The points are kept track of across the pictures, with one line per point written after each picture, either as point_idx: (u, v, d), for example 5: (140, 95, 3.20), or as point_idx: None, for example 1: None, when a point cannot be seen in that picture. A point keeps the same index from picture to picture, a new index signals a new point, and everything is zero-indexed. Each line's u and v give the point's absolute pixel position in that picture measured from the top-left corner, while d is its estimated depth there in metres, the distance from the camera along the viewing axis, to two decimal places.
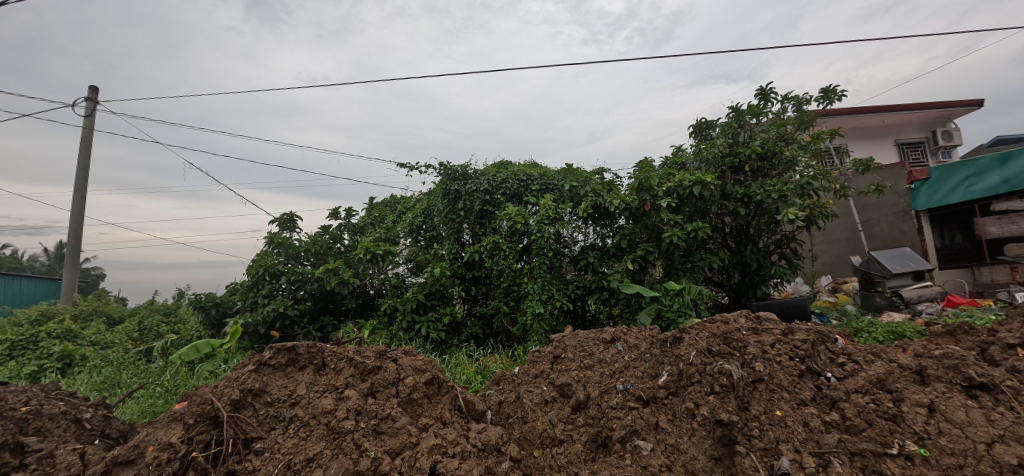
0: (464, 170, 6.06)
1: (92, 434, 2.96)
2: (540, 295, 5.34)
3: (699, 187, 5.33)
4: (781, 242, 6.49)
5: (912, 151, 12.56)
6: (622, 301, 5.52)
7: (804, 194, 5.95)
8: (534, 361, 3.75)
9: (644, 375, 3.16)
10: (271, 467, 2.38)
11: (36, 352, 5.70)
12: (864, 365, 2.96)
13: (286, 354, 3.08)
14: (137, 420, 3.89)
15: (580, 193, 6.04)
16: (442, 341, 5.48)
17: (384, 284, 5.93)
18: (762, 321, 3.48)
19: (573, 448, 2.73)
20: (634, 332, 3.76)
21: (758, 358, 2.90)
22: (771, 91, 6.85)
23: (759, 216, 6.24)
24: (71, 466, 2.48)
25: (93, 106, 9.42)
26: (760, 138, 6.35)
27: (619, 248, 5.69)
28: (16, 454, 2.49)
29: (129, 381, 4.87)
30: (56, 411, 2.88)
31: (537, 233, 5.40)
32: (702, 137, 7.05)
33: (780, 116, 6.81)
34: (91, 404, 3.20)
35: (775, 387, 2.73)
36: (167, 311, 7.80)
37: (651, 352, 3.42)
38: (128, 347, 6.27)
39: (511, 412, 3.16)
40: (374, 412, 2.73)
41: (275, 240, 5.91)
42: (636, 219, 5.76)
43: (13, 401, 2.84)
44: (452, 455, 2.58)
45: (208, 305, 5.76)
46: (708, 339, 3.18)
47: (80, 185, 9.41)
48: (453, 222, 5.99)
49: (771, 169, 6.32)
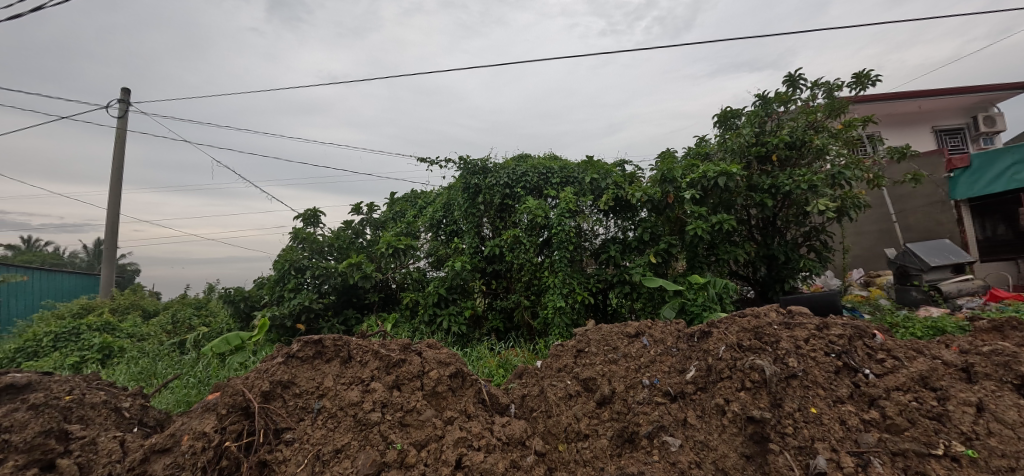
0: (483, 164, 5.99)
1: (130, 423, 3.10)
2: (561, 289, 5.26)
3: (723, 179, 5.17)
4: (810, 234, 6.26)
5: (951, 138, 11.97)
6: (644, 295, 5.40)
7: (835, 184, 5.75)
8: (556, 355, 3.71)
9: (671, 369, 3.08)
10: (302, 458, 2.44)
11: (78, 344, 5.96)
12: (905, 362, 2.82)
13: (312, 347, 3.14)
14: (172, 410, 4.00)
15: (600, 186, 5.79)
16: (463, 334, 5.49)
17: (406, 278, 5.95)
18: (794, 315, 3.35)
19: (599, 443, 2.71)
20: (660, 326, 3.67)
21: (791, 354, 2.79)
22: (799, 77, 6.58)
23: (787, 207, 6.05)
24: (112, 453, 2.60)
25: (125, 108, 9.71)
26: (788, 127, 6.16)
27: (641, 241, 5.60)
28: (61, 440, 2.63)
29: (165, 372, 5.02)
30: (98, 401, 3.02)
31: (558, 226, 5.33)
32: (727, 127, 6.84)
33: (809, 103, 6.53)
34: (130, 394, 3.34)
35: (810, 383, 2.64)
36: (199, 305, 8.05)
37: (677, 346, 3.33)
38: (162, 340, 6.48)
39: (535, 406, 3.15)
40: (398, 405, 2.75)
41: (299, 235, 6.01)
42: (658, 212, 5.62)
43: (57, 390, 2.98)
44: (478, 448, 2.58)
45: (237, 299, 5.91)
46: (739, 333, 3.08)
47: (115, 183, 9.75)
48: (473, 216, 5.94)
49: (799, 158, 6.11)
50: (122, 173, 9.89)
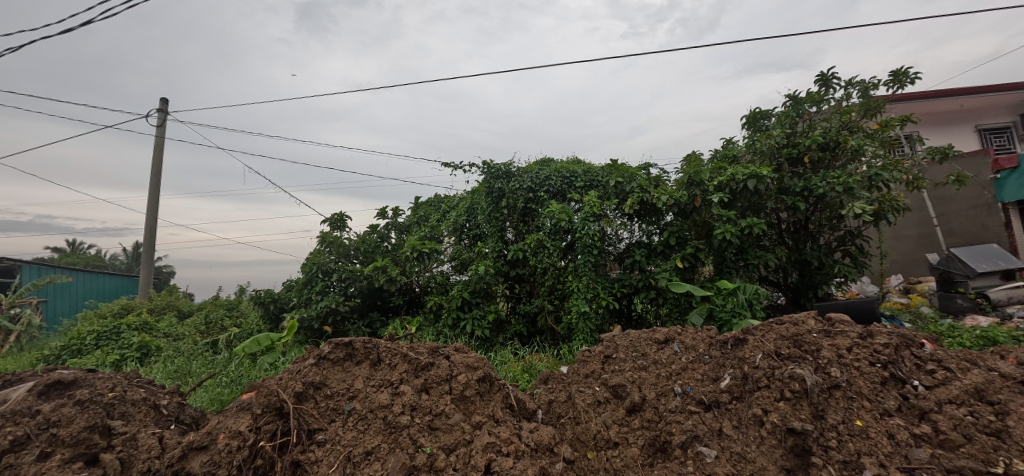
0: (507, 168, 6.00)
1: (167, 420, 3.20)
2: (585, 293, 5.20)
3: (753, 181, 5.02)
4: (845, 239, 6.02)
5: (996, 137, 11.37)
6: (671, 300, 5.31)
7: (872, 186, 5.52)
8: (583, 360, 3.66)
9: (704, 377, 2.99)
10: (333, 459, 2.46)
11: (118, 343, 6.22)
12: (958, 374, 2.66)
13: (343, 349, 3.19)
14: (206, 408, 4.11)
15: (625, 189, 5.71)
16: (486, 338, 5.48)
17: (429, 282, 6.00)
18: (834, 323, 3.21)
19: (629, 451, 2.64)
20: (690, 332, 3.58)
21: (833, 363, 2.67)
22: (832, 76, 6.37)
23: (821, 210, 5.84)
24: (151, 449, 2.68)
25: (163, 117, 10.16)
26: (821, 128, 5.95)
27: (667, 246, 5.49)
28: (105, 435, 2.73)
29: (199, 370, 5.18)
30: (138, 398, 3.14)
31: (581, 230, 5.27)
32: (755, 128, 6.67)
33: (843, 103, 6.30)
34: (167, 391, 3.46)
35: (854, 395, 2.52)
36: (230, 306, 8.30)
37: (710, 354, 3.23)
38: (196, 340, 6.70)
39: (562, 412, 3.10)
40: (427, 408, 2.75)
41: (326, 239, 6.13)
42: (685, 215, 5.51)
43: (101, 387, 3.11)
44: (507, 453, 2.56)
45: (267, 301, 6.06)
46: (776, 341, 2.97)
47: (153, 189, 10.19)
48: (496, 220, 5.94)
49: (833, 160, 5.91)
50: (159, 179, 10.33)
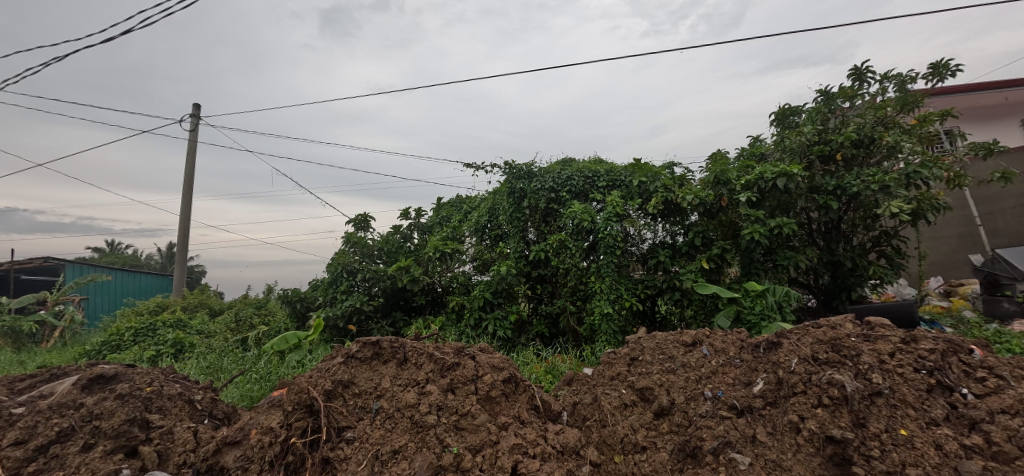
0: (529, 168, 5.98)
1: (202, 415, 3.30)
2: (608, 295, 5.14)
3: (783, 180, 4.86)
4: (880, 239, 5.79)
5: None
6: (696, 302, 5.22)
7: (909, 184, 5.28)
8: (608, 362, 3.61)
9: (736, 382, 2.91)
10: (361, 456, 2.49)
11: (155, 339, 6.47)
12: (1011, 382, 2.50)
13: (370, 348, 3.23)
14: (237, 404, 4.23)
15: (649, 189, 5.62)
16: (508, 339, 5.48)
17: (452, 282, 6.04)
18: (874, 327, 3.08)
19: (658, 456, 2.58)
20: (720, 335, 3.49)
21: (875, 369, 2.56)
22: (866, 70, 6.12)
23: (854, 209, 5.63)
24: (187, 443, 2.77)
25: (195, 122, 10.53)
26: (854, 124, 5.74)
27: (692, 246, 5.39)
28: (143, 428, 2.84)
29: (230, 367, 5.34)
30: (174, 393, 3.25)
31: (604, 231, 5.21)
32: (784, 125, 6.48)
33: (878, 97, 6.05)
34: (201, 387, 3.58)
35: (898, 402, 2.40)
36: (259, 304, 8.55)
37: (741, 357, 3.15)
38: (227, 337, 6.92)
39: (588, 414, 3.07)
40: (454, 408, 2.76)
41: (351, 239, 6.23)
42: (710, 215, 5.39)
43: (140, 382, 3.24)
44: (533, 455, 2.54)
45: (294, 299, 6.20)
46: (813, 345, 2.86)
47: (186, 191, 10.57)
48: (518, 221, 5.93)
49: (867, 157, 5.68)
50: (192, 181, 10.71)
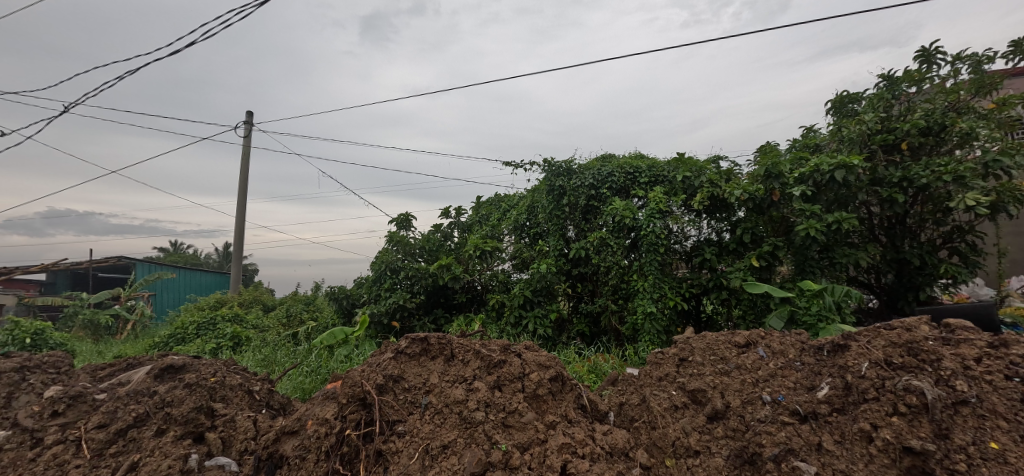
0: (568, 165, 5.92)
1: (260, 405, 3.47)
2: (651, 293, 5.01)
3: (842, 172, 4.56)
4: (953, 235, 5.33)
5: None
6: (746, 301, 5.01)
7: (987, 175, 4.83)
8: (656, 362, 3.53)
9: (798, 386, 2.76)
10: (412, 450, 2.54)
11: (215, 332, 6.91)
12: None
13: (419, 344, 3.31)
14: (292, 395, 4.45)
15: (693, 184, 5.41)
16: (549, 337, 5.46)
17: (492, 280, 6.09)
18: (954, 330, 2.83)
19: (713, 461, 2.48)
20: (776, 336, 3.34)
21: (959, 376, 2.34)
22: (935, 51, 5.64)
23: (921, 203, 5.22)
24: (248, 431, 2.94)
25: (249, 129, 11.16)
26: (922, 110, 5.30)
27: (740, 244, 5.18)
28: (209, 416, 3.02)
29: (284, 360, 5.62)
30: (235, 384, 3.44)
31: (647, 228, 5.08)
32: (841, 114, 6.09)
33: (950, 81, 5.56)
34: (259, 378, 3.78)
35: (987, 413, 2.18)
36: (308, 301, 8.96)
37: (802, 360, 3.00)
38: (280, 331, 7.30)
39: (636, 415, 2.99)
40: (501, 405, 2.78)
41: (394, 238, 6.39)
42: (760, 211, 5.14)
43: (205, 372, 3.46)
44: (582, 456, 2.50)
45: (341, 296, 6.45)
46: (886, 349, 2.66)
47: (241, 194, 11.22)
48: (558, 219, 5.90)
49: (937, 145, 5.24)
50: (246, 185, 11.36)
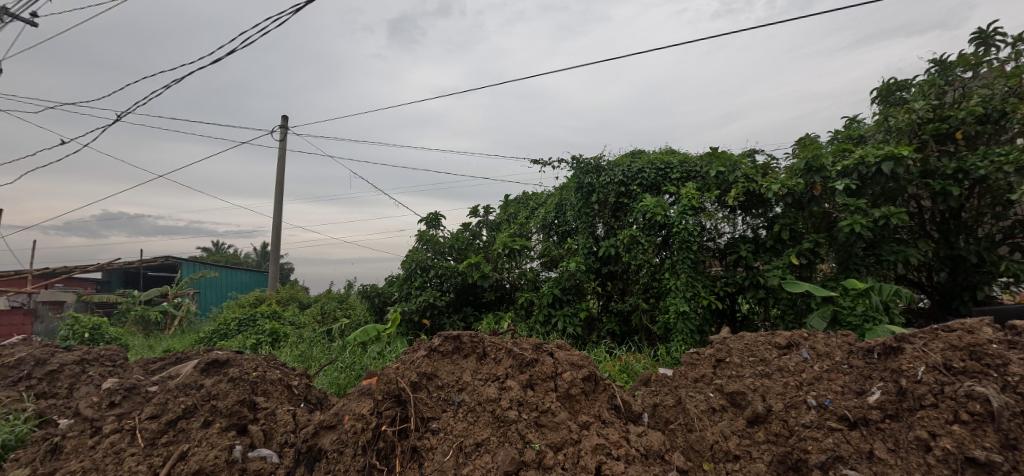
0: (596, 162, 5.84)
1: (298, 399, 3.61)
2: (684, 292, 4.89)
3: (890, 163, 4.30)
4: (1016, 230, 4.94)
5: None
6: (784, 300, 4.82)
7: None
8: (692, 363, 3.46)
9: (846, 390, 2.63)
10: (447, 447, 2.58)
11: (255, 329, 7.22)
12: None
13: (452, 342, 3.35)
14: (329, 390, 4.61)
15: (728, 180, 5.24)
16: (578, 336, 5.43)
17: (520, 278, 6.10)
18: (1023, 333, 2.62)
19: (755, 466, 2.40)
20: (821, 338, 3.20)
21: None
22: (995, 32, 5.24)
23: (979, 196, 4.88)
24: (287, 424, 3.05)
25: (284, 133, 11.58)
26: (980, 96, 4.93)
27: (778, 241, 4.99)
28: (252, 409, 3.16)
29: (319, 356, 5.82)
30: (275, 378, 3.58)
31: (678, 225, 4.97)
32: (889, 103, 5.75)
33: (1013, 63, 5.15)
34: (297, 374, 3.93)
35: None
36: (341, 299, 9.24)
37: (850, 363, 2.86)
38: (315, 328, 7.56)
39: (671, 417, 2.92)
40: (534, 404, 2.78)
41: (423, 237, 6.48)
42: (800, 206, 4.93)
43: (247, 367, 3.62)
44: (617, 457, 2.46)
45: (373, 294, 6.62)
46: (946, 352, 2.50)
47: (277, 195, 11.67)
48: (587, 216, 5.85)
49: (998, 133, 4.86)
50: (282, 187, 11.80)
